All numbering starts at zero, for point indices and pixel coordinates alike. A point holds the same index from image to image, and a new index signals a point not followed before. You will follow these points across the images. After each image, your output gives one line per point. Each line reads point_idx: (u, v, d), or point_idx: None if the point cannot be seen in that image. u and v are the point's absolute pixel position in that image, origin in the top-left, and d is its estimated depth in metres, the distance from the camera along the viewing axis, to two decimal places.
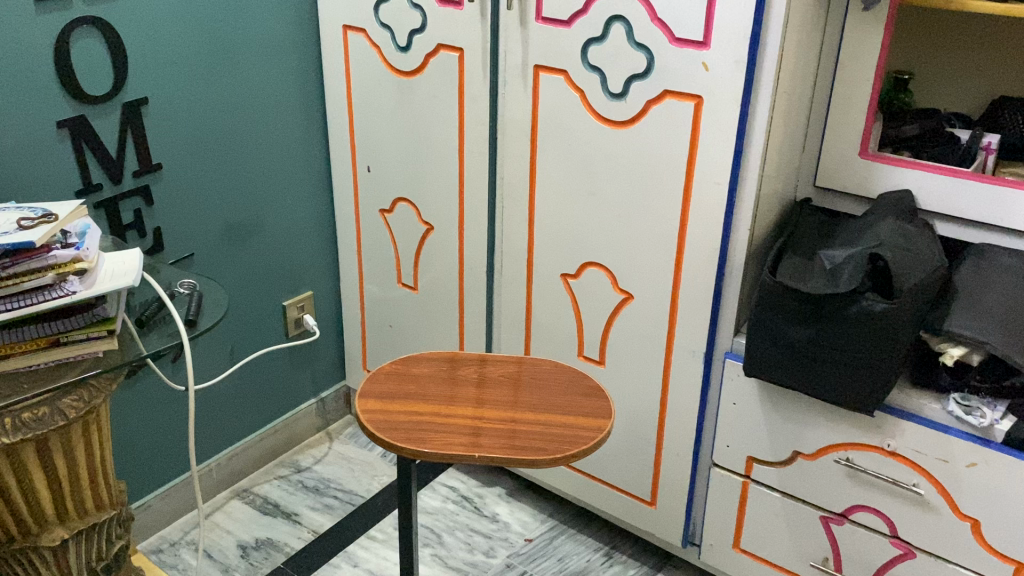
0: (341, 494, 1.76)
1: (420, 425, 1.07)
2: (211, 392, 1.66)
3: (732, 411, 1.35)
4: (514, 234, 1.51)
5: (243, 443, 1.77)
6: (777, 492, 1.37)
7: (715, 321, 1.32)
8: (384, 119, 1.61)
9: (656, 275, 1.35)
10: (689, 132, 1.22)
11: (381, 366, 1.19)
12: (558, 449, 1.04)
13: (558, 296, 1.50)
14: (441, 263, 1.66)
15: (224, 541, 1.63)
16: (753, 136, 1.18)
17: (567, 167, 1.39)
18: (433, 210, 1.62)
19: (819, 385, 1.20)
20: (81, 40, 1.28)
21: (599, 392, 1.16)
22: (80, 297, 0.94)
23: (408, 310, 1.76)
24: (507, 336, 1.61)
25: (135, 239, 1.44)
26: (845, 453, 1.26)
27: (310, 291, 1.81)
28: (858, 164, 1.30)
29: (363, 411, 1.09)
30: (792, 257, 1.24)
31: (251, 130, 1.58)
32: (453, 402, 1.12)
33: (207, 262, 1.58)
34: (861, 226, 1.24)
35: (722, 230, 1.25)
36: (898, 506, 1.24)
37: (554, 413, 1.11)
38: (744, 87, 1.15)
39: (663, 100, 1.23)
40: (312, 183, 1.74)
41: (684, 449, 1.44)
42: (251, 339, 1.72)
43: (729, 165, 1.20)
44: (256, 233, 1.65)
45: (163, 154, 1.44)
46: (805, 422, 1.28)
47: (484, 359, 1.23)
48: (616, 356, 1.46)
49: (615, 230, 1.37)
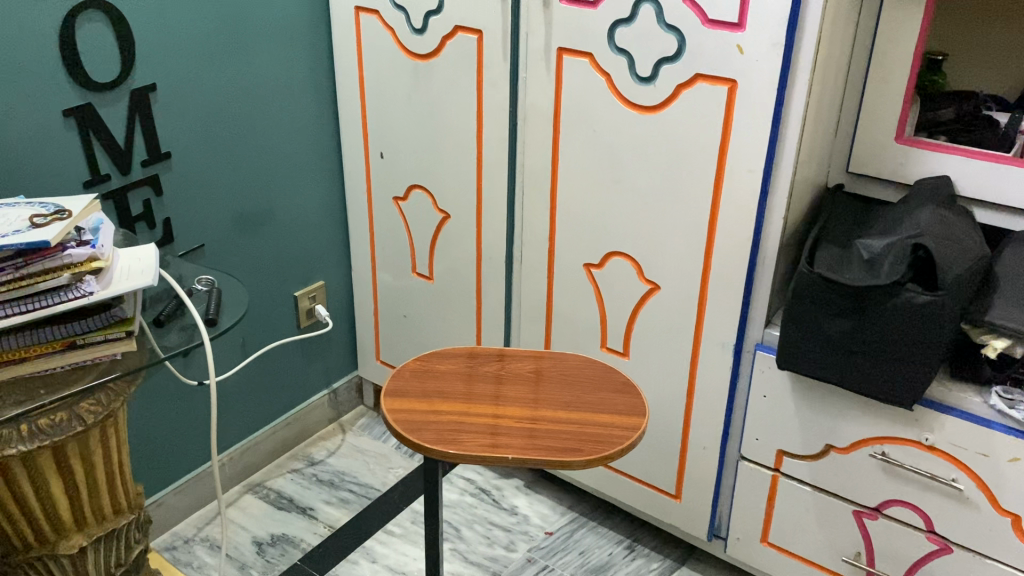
0: (356, 487, 1.73)
1: (449, 425, 1.03)
2: (224, 386, 1.63)
3: (762, 403, 1.32)
4: (535, 223, 1.47)
5: (255, 436, 1.73)
6: (808, 486, 1.34)
7: (745, 312, 1.28)
8: (398, 105, 1.56)
9: (684, 264, 1.31)
10: (722, 118, 1.18)
11: (406, 363, 1.15)
12: (593, 451, 1.00)
13: (580, 286, 1.46)
14: (458, 253, 1.62)
15: (239, 538, 1.60)
16: (789, 122, 1.14)
17: (592, 153, 1.34)
18: (450, 197, 1.57)
19: (857, 379, 1.17)
20: (87, 25, 1.23)
21: (631, 388, 1.12)
22: (98, 297, 0.90)
23: (423, 299, 1.72)
24: (527, 326, 1.57)
25: (144, 232, 1.40)
26: (880, 447, 1.23)
27: (322, 281, 1.77)
28: (894, 150, 1.26)
29: (389, 411, 1.05)
30: (828, 247, 1.20)
31: (262, 117, 1.53)
32: (480, 400, 1.08)
33: (218, 253, 1.53)
34: (899, 215, 1.20)
35: (755, 219, 1.21)
36: (935, 501, 1.21)
37: (587, 411, 1.07)
38: (781, 71, 1.11)
39: (694, 84, 1.19)
40: (323, 171, 1.70)
41: (711, 442, 1.41)
42: (263, 330, 1.68)
43: (764, 151, 1.16)
44: (267, 223, 1.61)
45: (172, 142, 1.40)
46: (839, 415, 1.25)
47: (505, 353, 1.19)
48: (641, 347, 1.43)
49: (641, 218, 1.33)
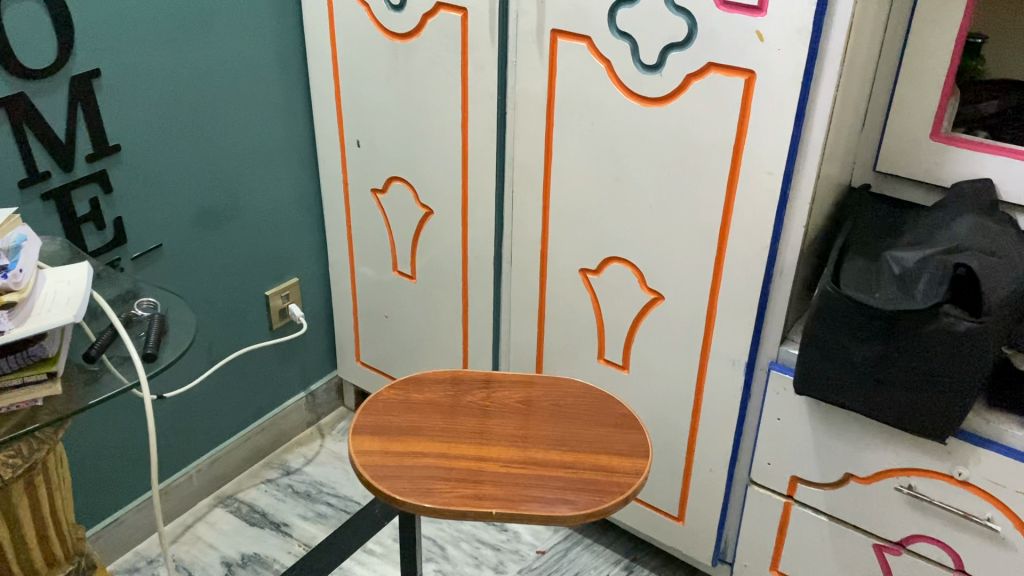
0: (335, 500, 1.62)
1: (424, 472, 0.91)
2: (189, 395, 1.50)
3: (775, 426, 1.20)
4: (526, 224, 1.33)
5: (226, 446, 1.61)
6: (824, 516, 1.22)
7: (759, 327, 1.15)
8: (376, 90, 1.42)
9: (692, 274, 1.18)
10: (737, 113, 1.04)
11: (379, 393, 1.02)
12: (588, 503, 0.88)
13: (575, 292, 1.32)
14: (443, 252, 1.48)
15: (207, 558, 1.49)
16: (814, 118, 1.00)
17: (589, 149, 1.20)
18: (433, 191, 1.44)
19: (884, 408, 1.04)
20: (16, 4, 1.08)
21: (632, 422, 1.00)
22: (9, 336, 0.77)
23: (406, 299, 1.59)
24: (518, 333, 1.44)
25: (93, 234, 1.26)
26: (906, 480, 1.11)
27: (297, 278, 1.64)
28: (928, 148, 1.12)
29: (357, 454, 0.93)
30: (855, 260, 1.06)
31: (223, 102, 1.38)
32: (462, 439, 0.96)
33: (177, 253, 1.40)
34: (935, 223, 1.07)
35: (773, 227, 1.08)
36: (966, 540, 1.10)
37: (582, 452, 0.95)
38: (807, 62, 0.97)
39: (707, 74, 1.05)
40: (296, 160, 1.55)
41: (719, 464, 1.29)
42: (232, 333, 1.55)
43: (785, 152, 1.03)
44: (233, 218, 1.47)
45: (122, 133, 1.25)
46: (861, 443, 1.13)
47: (491, 379, 1.06)
48: (642, 361, 1.30)
49: (644, 221, 1.19)
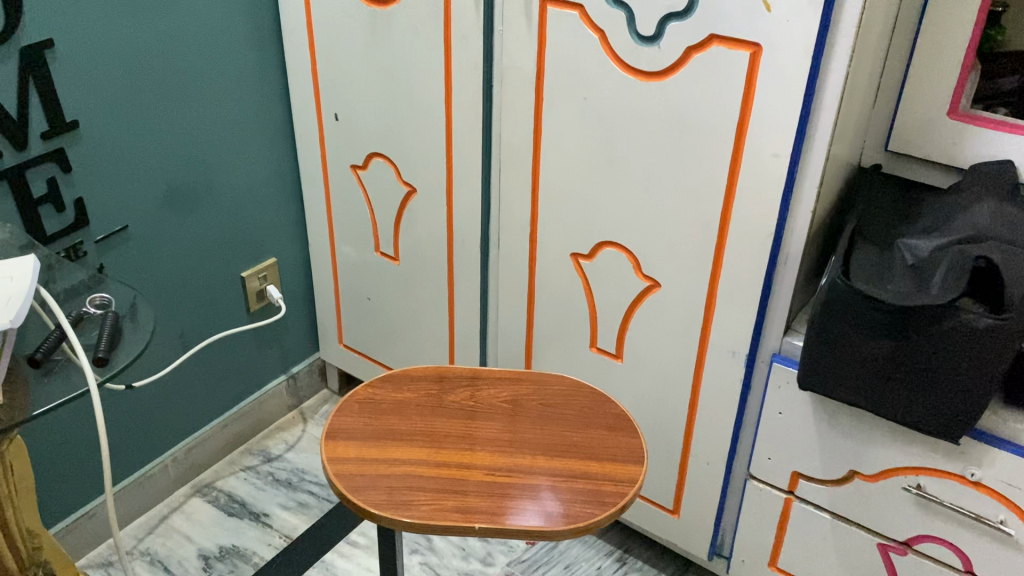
0: (317, 488, 1.56)
1: (401, 482, 0.84)
2: (161, 383, 1.43)
3: (777, 421, 1.13)
4: (514, 205, 1.26)
5: (202, 433, 1.55)
6: (826, 513, 1.16)
7: (762, 318, 1.09)
8: (355, 61, 1.33)
9: (690, 261, 1.11)
10: (742, 90, 0.96)
11: (354, 392, 0.96)
12: (578, 516, 0.81)
13: (565, 277, 1.25)
14: (428, 233, 1.41)
15: (183, 551, 1.43)
16: (824, 96, 0.93)
17: (581, 127, 1.12)
18: (417, 169, 1.36)
19: (895, 407, 0.97)
20: None
21: (626, 424, 0.93)
22: None
23: (389, 281, 1.52)
24: (506, 318, 1.37)
25: (52, 217, 1.18)
26: (915, 479, 1.05)
27: (274, 258, 1.56)
28: (944, 127, 1.05)
29: (330, 462, 0.86)
30: (867, 248, 0.99)
31: (190, 74, 1.29)
32: (445, 444, 0.89)
33: (144, 234, 1.32)
34: (951, 209, 0.99)
35: (778, 212, 1.00)
36: (977, 543, 1.04)
37: (573, 459, 0.89)
38: (818, 35, 0.89)
39: (708, 47, 0.97)
40: (271, 134, 1.47)
41: (716, 458, 1.23)
42: (205, 316, 1.47)
43: (793, 133, 0.95)
44: (203, 196, 1.39)
45: (81, 108, 1.16)
46: (868, 440, 1.07)
47: (476, 375, 0.99)
48: (636, 351, 1.23)
49: (639, 205, 1.12)
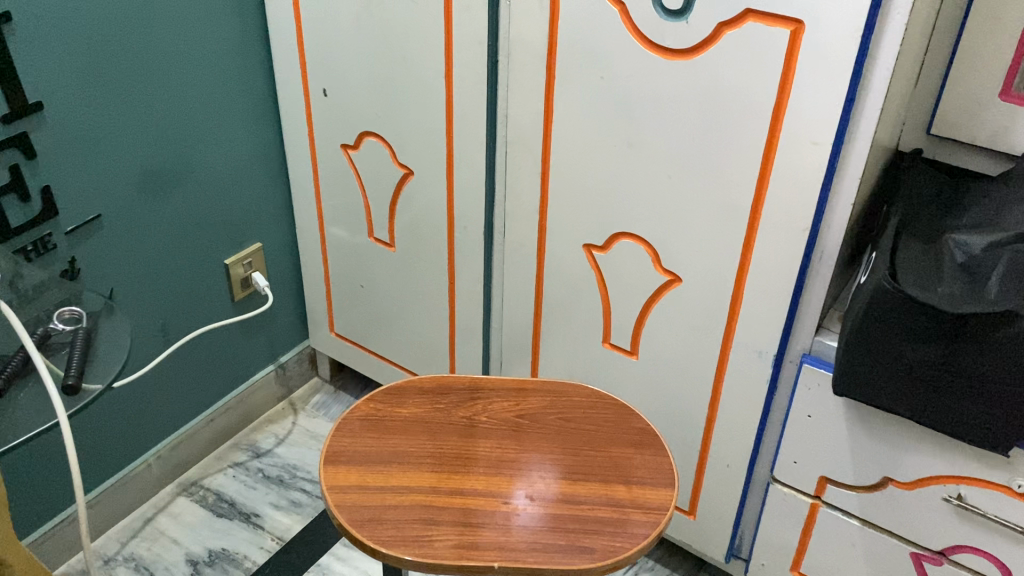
0: (310, 486, 1.48)
1: (410, 516, 0.76)
2: (143, 380, 1.34)
3: (805, 424, 1.06)
4: (522, 191, 1.17)
5: (187, 429, 1.46)
6: (855, 519, 1.10)
7: (792, 318, 1.01)
8: (345, 32, 1.22)
9: (715, 254, 1.02)
10: (780, 71, 0.87)
11: (355, 410, 0.88)
12: (606, 552, 0.74)
13: (576, 268, 1.17)
14: (427, 218, 1.32)
15: (170, 555, 1.35)
16: (873, 79, 0.83)
17: (598, 108, 1.03)
18: (414, 150, 1.26)
19: (939, 418, 0.90)
20: None
21: (652, 441, 0.86)
22: None
23: (384, 267, 1.43)
24: (512, 309, 1.29)
25: (16, 208, 1.07)
26: (955, 488, 0.98)
27: (259, 244, 1.47)
28: (994, 110, 0.97)
29: (330, 492, 0.78)
30: (910, 243, 0.91)
31: (166, 46, 1.18)
32: (456, 470, 0.81)
33: (118, 222, 1.21)
34: (1002, 202, 0.92)
35: (816, 205, 0.91)
36: (1021, 555, 0.97)
37: (597, 483, 0.81)
38: (870, 11, 0.79)
39: (743, 23, 0.87)
40: (254, 111, 1.36)
41: (737, 460, 1.16)
42: (187, 308, 1.38)
43: (836, 119, 0.86)
44: (181, 179, 1.29)
45: (45, 88, 1.05)
46: (905, 446, 0.99)
47: (478, 387, 0.92)
48: (652, 348, 1.15)
49: (659, 194, 1.03)
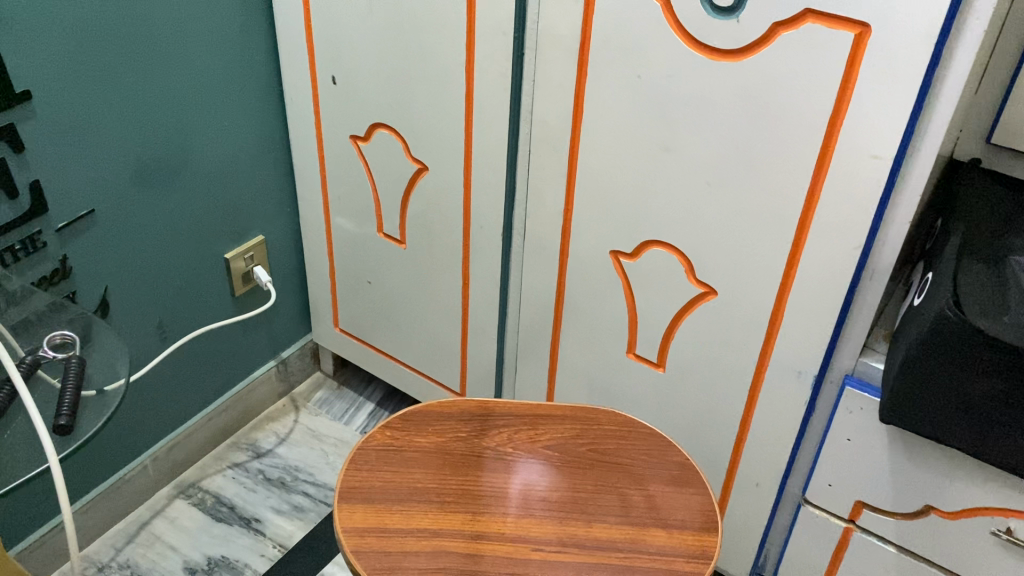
0: (313, 489, 1.42)
1: (432, 563, 0.70)
2: (139, 380, 1.27)
3: (843, 448, 1.00)
4: (546, 192, 1.10)
5: (185, 429, 1.40)
6: (891, 546, 1.04)
7: (835, 338, 0.94)
8: (356, 16, 1.14)
9: (755, 268, 0.96)
10: (840, 78, 0.80)
11: (371, 439, 0.82)
12: None
13: (601, 275, 1.10)
14: (440, 215, 1.24)
15: (168, 563, 1.29)
16: (943, 91, 0.76)
17: (632, 109, 0.95)
18: (429, 144, 1.18)
19: (995, 452, 0.84)
20: None
21: (692, 479, 0.80)
22: None
23: (392, 264, 1.36)
24: (530, 312, 1.22)
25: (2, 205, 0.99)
26: (1004, 521, 0.92)
27: (261, 236, 1.39)
28: None
29: (346, 534, 0.72)
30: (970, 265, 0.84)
31: (163, 29, 1.10)
32: (482, 510, 0.75)
33: (112, 216, 1.14)
34: None
35: (870, 221, 0.85)
36: None
37: (634, 526, 0.75)
38: (946, 17, 0.72)
39: (801, 25, 0.80)
40: (257, 97, 1.28)
41: (767, 480, 1.10)
42: (185, 304, 1.31)
43: (899, 132, 0.79)
44: (179, 171, 1.21)
45: (32, 76, 0.97)
46: (952, 477, 0.93)
47: (499, 412, 0.86)
48: (681, 361, 1.09)
49: (698, 205, 0.96)
